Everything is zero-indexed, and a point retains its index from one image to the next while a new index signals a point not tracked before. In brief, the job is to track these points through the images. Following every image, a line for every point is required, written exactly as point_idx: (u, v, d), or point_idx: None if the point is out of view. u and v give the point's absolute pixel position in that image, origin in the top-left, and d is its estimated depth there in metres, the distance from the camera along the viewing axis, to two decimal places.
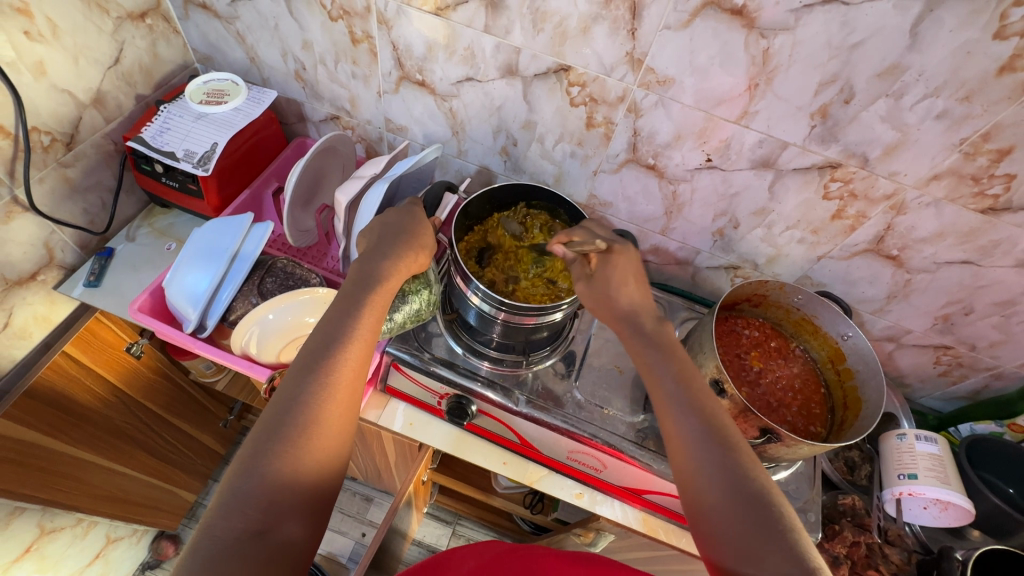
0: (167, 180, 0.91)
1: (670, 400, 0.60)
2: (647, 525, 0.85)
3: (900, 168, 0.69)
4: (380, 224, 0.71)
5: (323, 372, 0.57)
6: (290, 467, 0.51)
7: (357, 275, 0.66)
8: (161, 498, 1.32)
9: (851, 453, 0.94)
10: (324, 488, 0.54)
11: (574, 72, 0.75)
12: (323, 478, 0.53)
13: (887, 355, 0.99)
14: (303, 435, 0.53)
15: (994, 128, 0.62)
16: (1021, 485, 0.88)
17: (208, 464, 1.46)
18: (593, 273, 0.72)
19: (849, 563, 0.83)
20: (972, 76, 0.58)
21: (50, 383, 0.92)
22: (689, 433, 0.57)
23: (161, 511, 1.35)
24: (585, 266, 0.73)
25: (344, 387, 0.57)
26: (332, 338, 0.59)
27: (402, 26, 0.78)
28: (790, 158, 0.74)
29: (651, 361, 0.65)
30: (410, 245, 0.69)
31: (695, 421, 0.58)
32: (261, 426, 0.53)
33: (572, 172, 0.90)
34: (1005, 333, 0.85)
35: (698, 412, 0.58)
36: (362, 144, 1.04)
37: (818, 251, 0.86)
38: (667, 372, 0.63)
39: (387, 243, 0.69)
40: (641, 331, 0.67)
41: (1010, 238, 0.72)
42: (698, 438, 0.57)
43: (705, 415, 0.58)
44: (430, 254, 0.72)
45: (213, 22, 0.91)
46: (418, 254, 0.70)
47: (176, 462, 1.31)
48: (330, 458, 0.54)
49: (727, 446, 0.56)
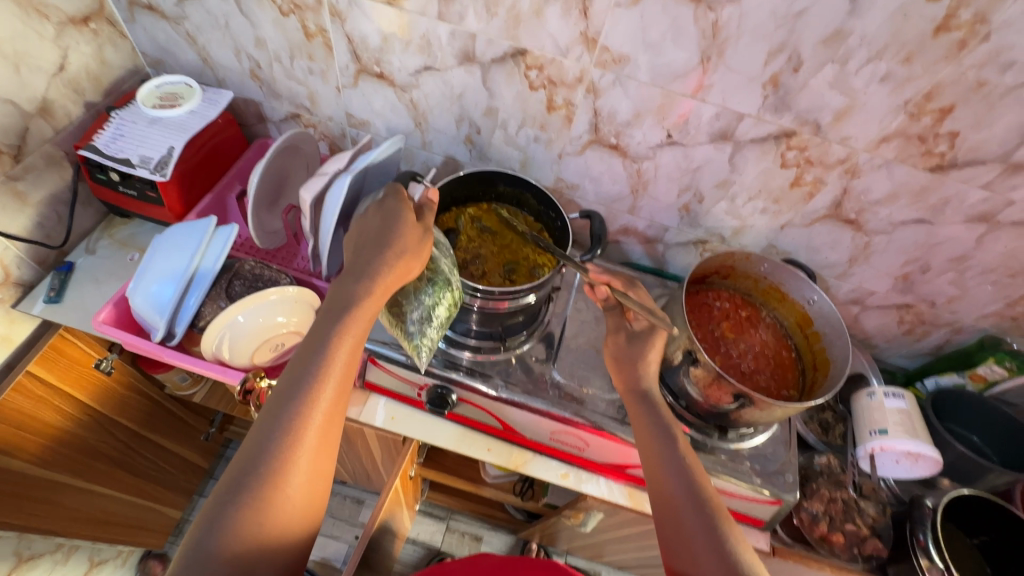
0: (124, 189, 0.88)
1: (660, 449, 0.67)
2: (633, 499, 0.86)
3: (850, 133, 0.71)
4: (359, 231, 0.70)
5: (292, 417, 0.56)
6: (253, 520, 0.51)
7: (330, 307, 0.64)
8: (145, 517, 1.29)
9: (825, 414, 0.97)
10: (295, 539, 0.54)
11: (531, 55, 0.75)
12: (290, 529, 0.53)
13: (853, 318, 1.02)
14: (268, 486, 0.52)
15: (936, 87, 0.64)
16: (983, 431, 0.93)
17: (191, 480, 1.43)
18: (635, 331, 0.76)
19: (828, 518, 0.86)
20: (910, 37, 0.61)
21: (17, 404, 0.89)
22: (679, 491, 0.62)
23: (147, 531, 1.32)
24: (623, 320, 0.78)
25: (314, 434, 0.57)
26: (301, 379, 0.59)
27: (356, 18, 0.78)
28: (746, 129, 0.76)
29: (639, 411, 0.71)
30: (387, 258, 0.66)
31: (675, 470, 0.64)
32: (230, 472, 0.53)
33: (537, 156, 0.90)
34: (961, 288, 0.89)
35: (680, 461, 0.64)
36: (325, 141, 1.02)
37: (780, 220, 0.88)
38: (661, 434, 0.68)
39: (365, 262, 0.66)
40: (636, 383, 0.73)
41: (959, 195, 0.75)
42: (682, 493, 0.62)
43: (684, 467, 0.64)
44: (416, 258, 0.67)
45: (160, 23, 0.89)
46: (405, 261, 0.67)
47: (157, 479, 1.28)
48: (299, 510, 0.54)
49: (708, 501, 0.61)
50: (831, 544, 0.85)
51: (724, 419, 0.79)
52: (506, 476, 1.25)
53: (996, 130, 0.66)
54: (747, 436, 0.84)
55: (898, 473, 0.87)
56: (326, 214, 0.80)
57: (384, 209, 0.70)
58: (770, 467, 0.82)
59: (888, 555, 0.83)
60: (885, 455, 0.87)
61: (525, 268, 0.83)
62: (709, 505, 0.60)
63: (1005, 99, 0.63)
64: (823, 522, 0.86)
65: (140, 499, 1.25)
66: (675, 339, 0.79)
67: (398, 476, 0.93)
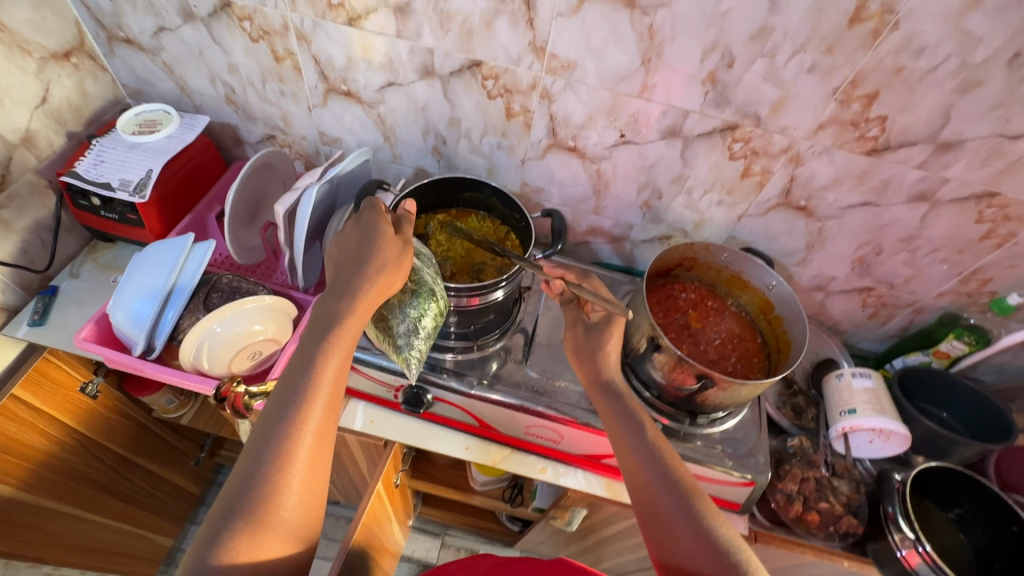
0: (106, 213, 0.92)
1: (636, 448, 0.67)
2: (611, 490, 0.88)
3: (788, 123, 0.76)
4: (339, 248, 0.71)
5: (282, 440, 0.58)
6: (246, 542, 0.52)
7: (315, 325, 0.66)
8: (135, 545, 1.29)
9: (797, 399, 0.99)
10: (292, 557, 0.56)
11: (486, 65, 0.80)
12: (288, 549, 0.55)
13: (819, 304, 1.05)
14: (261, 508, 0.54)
15: (859, 75, 0.69)
16: (951, 408, 0.96)
17: (182, 506, 1.43)
18: (592, 322, 0.78)
19: (802, 497, 0.87)
20: (828, 30, 0.65)
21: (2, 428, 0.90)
22: (657, 488, 0.63)
23: (136, 559, 1.31)
24: (582, 313, 0.80)
25: (304, 455, 0.58)
26: (290, 401, 0.60)
27: (320, 39, 0.83)
28: (693, 125, 0.80)
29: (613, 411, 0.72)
30: (368, 275, 0.67)
31: (654, 466, 0.65)
32: (223, 499, 0.55)
33: (502, 163, 0.95)
34: (914, 267, 0.92)
35: (655, 455, 0.66)
36: (301, 160, 1.07)
37: (736, 211, 0.92)
38: (630, 426, 0.69)
39: (346, 280, 0.68)
40: (601, 376, 0.75)
41: (897, 176, 0.79)
42: (661, 484, 0.63)
43: (662, 461, 0.65)
44: (397, 271, 0.69)
45: (138, 55, 0.94)
46: (387, 276, 0.68)
47: (146, 505, 1.28)
48: (291, 530, 0.56)
49: (683, 497, 0.62)
50: (807, 523, 0.86)
51: (692, 403, 0.82)
52: (495, 482, 1.26)
53: (920, 111, 0.70)
54: (718, 421, 0.86)
55: (872, 452, 0.90)
56: (299, 225, 0.84)
57: (360, 220, 0.71)
58: (741, 450, 0.84)
59: (865, 533, 0.85)
60: (858, 435, 0.89)
61: (493, 268, 0.86)
62: (688, 496, 0.61)
63: (924, 82, 0.67)
64: (798, 501, 0.86)
65: (131, 526, 1.25)
66: (640, 328, 0.82)
67: (382, 479, 0.94)
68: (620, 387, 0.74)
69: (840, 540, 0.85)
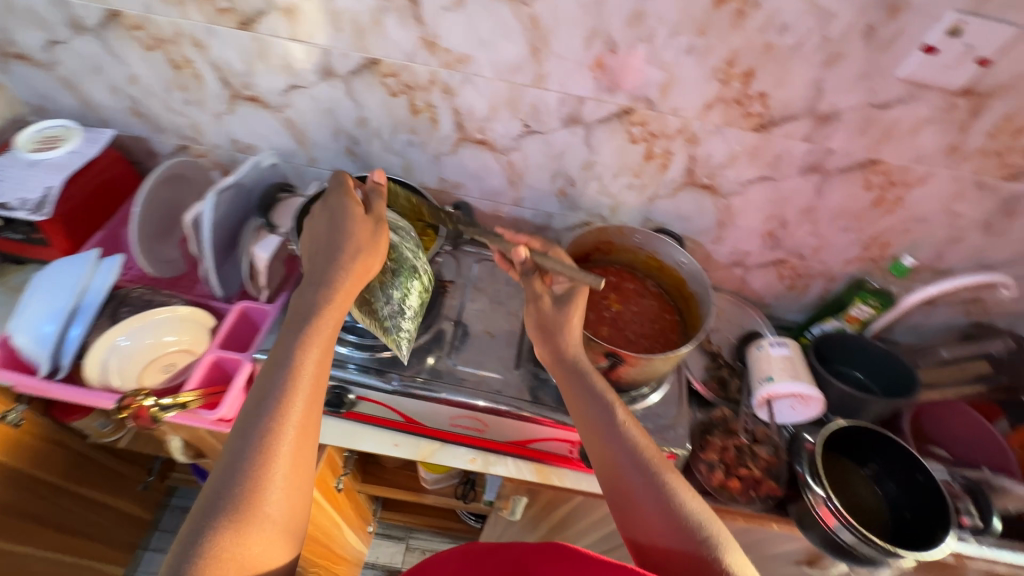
0: (10, 233, 0.89)
1: (597, 421, 0.67)
2: (540, 474, 0.91)
3: (678, 104, 0.79)
4: (311, 236, 0.71)
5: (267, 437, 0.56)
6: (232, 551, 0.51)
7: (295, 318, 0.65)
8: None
9: (721, 371, 1.01)
10: (277, 555, 0.54)
11: (383, 63, 0.80)
12: (273, 547, 0.54)
13: (740, 280, 1.09)
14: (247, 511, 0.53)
15: (733, 54, 0.72)
16: (865, 369, 1.00)
17: (127, 532, 1.40)
18: (559, 294, 0.76)
19: (724, 466, 0.89)
20: (697, 12, 0.68)
21: None
22: (623, 460, 0.63)
23: None
24: (543, 285, 0.77)
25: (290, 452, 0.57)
26: (276, 395, 0.59)
27: (216, 45, 0.82)
28: (591, 112, 0.82)
29: (573, 385, 0.71)
30: (342, 265, 0.68)
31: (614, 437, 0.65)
32: (203, 498, 0.53)
33: (417, 160, 0.95)
34: (819, 237, 0.96)
35: (618, 427, 0.66)
36: (219, 169, 1.05)
37: (647, 194, 0.94)
38: (596, 404, 0.68)
39: (321, 270, 0.68)
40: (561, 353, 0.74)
41: (787, 150, 0.83)
42: (627, 459, 0.63)
43: (623, 435, 0.65)
44: (374, 259, 0.70)
45: (34, 71, 0.91)
46: (365, 260, 0.69)
47: (89, 533, 1.25)
48: (277, 529, 0.54)
49: (646, 461, 0.63)
50: (730, 490, 0.88)
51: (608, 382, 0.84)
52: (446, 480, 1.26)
53: (795, 86, 0.74)
54: (640, 398, 0.88)
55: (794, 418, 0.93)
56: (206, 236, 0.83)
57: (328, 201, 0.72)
58: (661, 423, 0.86)
59: (785, 494, 0.88)
60: (779, 402, 0.92)
61: None
62: (651, 467, 0.62)
63: (792, 57, 0.71)
64: (719, 470, 0.88)
65: (72, 557, 1.21)
66: None
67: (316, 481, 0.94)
68: (586, 364, 0.73)
69: (763, 504, 0.88)
